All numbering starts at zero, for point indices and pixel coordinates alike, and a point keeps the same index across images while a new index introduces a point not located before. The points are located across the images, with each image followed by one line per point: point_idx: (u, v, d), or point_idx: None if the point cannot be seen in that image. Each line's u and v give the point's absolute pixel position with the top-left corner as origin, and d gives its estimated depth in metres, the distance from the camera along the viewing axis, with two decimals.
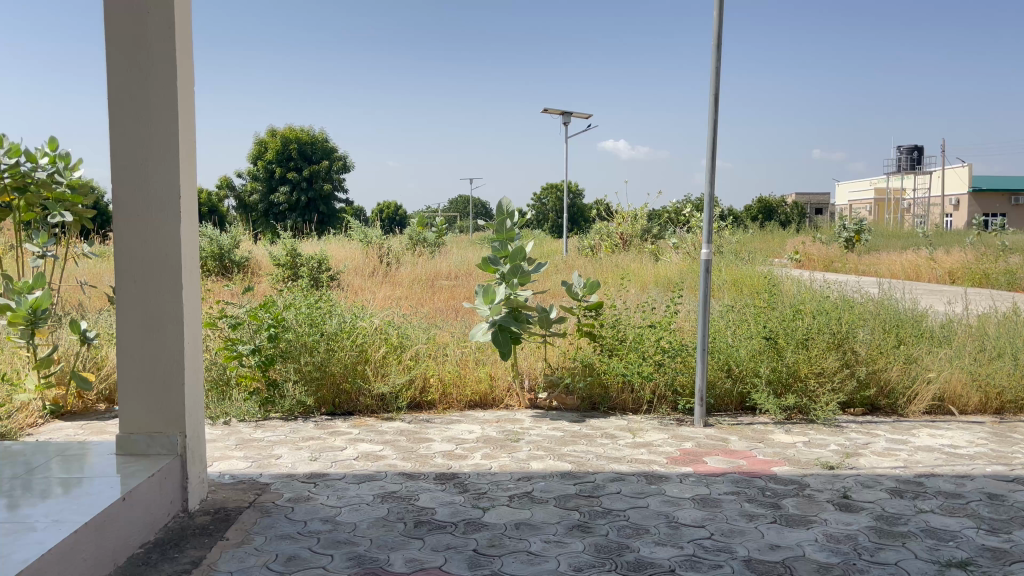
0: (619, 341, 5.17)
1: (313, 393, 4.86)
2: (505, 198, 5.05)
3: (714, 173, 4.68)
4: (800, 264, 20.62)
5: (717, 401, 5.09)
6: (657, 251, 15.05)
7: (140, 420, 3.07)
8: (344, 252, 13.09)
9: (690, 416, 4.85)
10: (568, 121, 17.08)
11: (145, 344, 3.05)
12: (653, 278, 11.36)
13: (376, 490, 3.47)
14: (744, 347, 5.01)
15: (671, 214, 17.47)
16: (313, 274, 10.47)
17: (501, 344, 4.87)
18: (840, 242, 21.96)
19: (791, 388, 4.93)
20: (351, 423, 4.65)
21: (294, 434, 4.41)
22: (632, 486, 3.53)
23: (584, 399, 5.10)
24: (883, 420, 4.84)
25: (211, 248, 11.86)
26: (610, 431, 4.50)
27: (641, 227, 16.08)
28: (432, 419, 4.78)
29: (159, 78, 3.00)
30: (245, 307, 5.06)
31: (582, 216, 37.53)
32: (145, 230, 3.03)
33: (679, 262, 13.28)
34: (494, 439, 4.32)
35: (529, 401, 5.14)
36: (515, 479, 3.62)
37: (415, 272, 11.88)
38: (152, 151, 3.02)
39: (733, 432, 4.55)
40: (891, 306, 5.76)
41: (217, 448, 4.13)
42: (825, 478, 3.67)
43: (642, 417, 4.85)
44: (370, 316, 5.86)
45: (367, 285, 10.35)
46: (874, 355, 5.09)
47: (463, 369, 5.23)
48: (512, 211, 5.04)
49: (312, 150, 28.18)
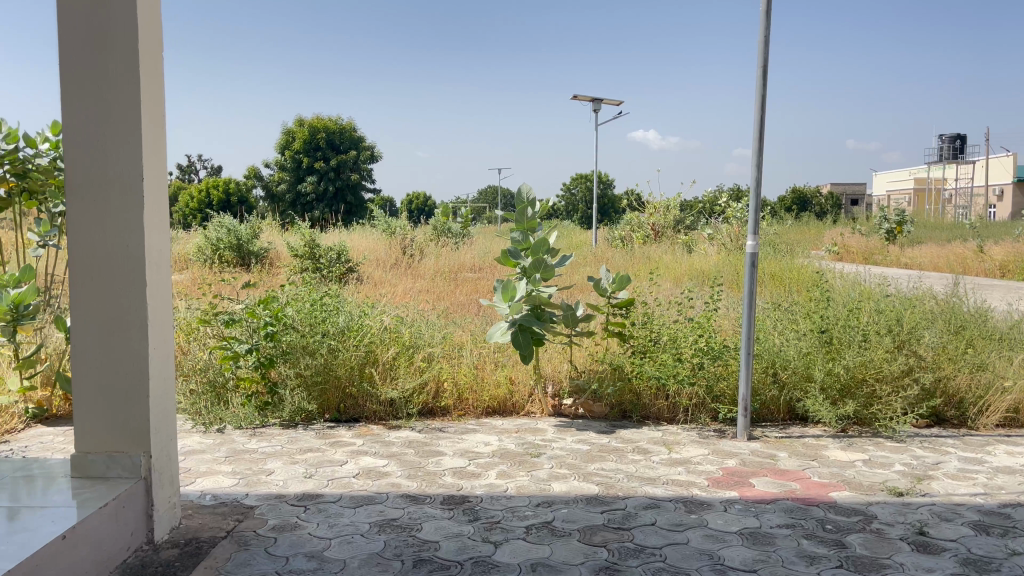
0: (653, 342, 4.65)
1: (315, 399, 4.44)
2: (524, 185, 4.60)
3: (762, 156, 4.16)
4: (838, 256, 19.85)
5: (763, 410, 4.54)
6: (690, 242, 14.50)
7: (100, 436, 2.66)
8: (367, 242, 12.71)
9: (732, 428, 4.35)
10: (599, 108, 16.53)
11: (104, 349, 2.64)
12: (687, 271, 10.84)
13: (373, 517, 3.02)
14: (794, 348, 4.49)
15: (706, 205, 16.88)
16: (331, 266, 10.07)
17: (523, 346, 4.39)
18: (880, 233, 21.15)
19: (847, 396, 4.39)
20: (356, 432, 4.23)
21: (292, 445, 3.99)
22: (669, 516, 3.05)
23: (613, 406, 4.62)
24: (953, 435, 4.29)
25: (229, 238, 11.56)
26: (642, 446, 4.02)
27: (674, 218, 15.56)
28: (446, 428, 4.34)
29: (117, 40, 2.58)
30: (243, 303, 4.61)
31: (613, 208, 36.88)
32: (103, 217, 2.62)
33: (713, 255, 12.69)
34: (512, 454, 3.87)
35: (552, 407, 4.67)
36: (534, 505, 3.16)
37: (439, 263, 11.46)
38: (111, 127, 2.60)
39: (781, 447, 4.04)
40: (955, 304, 5.19)
41: (204, 461, 3.72)
42: (894, 509, 3.15)
43: (679, 429, 4.36)
44: (382, 310, 5.42)
45: (388, 279, 9.95)
46: (941, 361, 4.53)
47: (481, 371, 4.77)
48: (533, 198, 4.58)
49: (339, 139, 27.90)
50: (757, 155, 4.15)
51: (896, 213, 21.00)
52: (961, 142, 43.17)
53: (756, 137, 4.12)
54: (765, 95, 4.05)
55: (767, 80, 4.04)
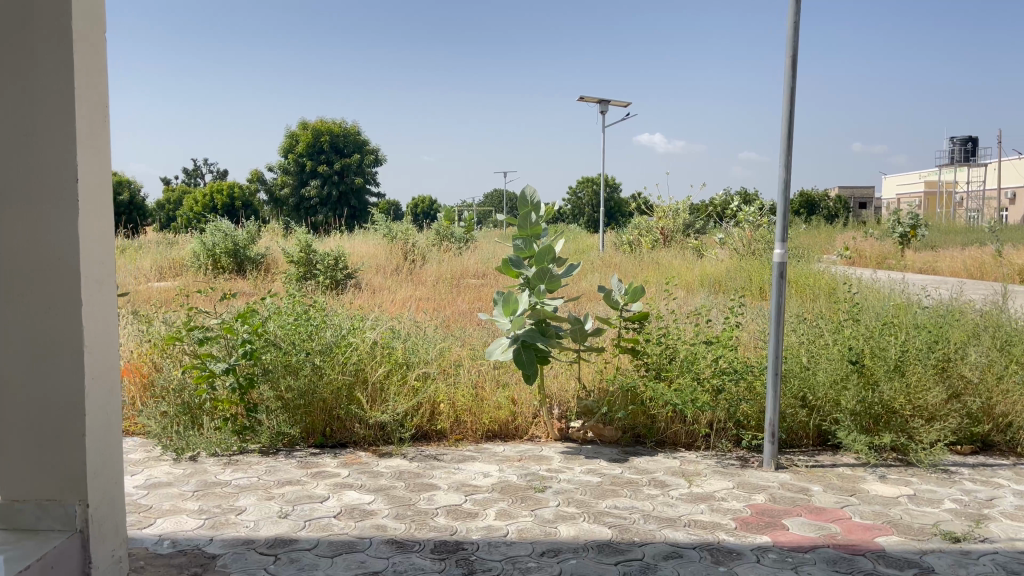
0: (668, 361, 4.24)
1: (298, 422, 4.05)
2: (527, 185, 4.20)
3: (791, 156, 3.74)
4: (851, 261, 19.34)
5: (790, 435, 4.13)
6: (701, 248, 14.07)
7: (29, 483, 2.28)
8: (368, 248, 12.34)
9: (757, 456, 3.95)
10: (607, 109, 16.11)
11: (33, 380, 2.25)
12: (698, 278, 10.42)
13: (353, 570, 2.62)
14: (823, 368, 4.08)
15: (716, 208, 16.45)
16: (329, 273, 9.64)
17: (525, 365, 3.96)
18: (894, 238, 20.66)
19: (883, 422, 3.99)
20: (342, 461, 3.84)
21: (269, 477, 3.59)
22: (694, 569, 2.64)
23: (626, 430, 4.22)
24: (1002, 464, 3.88)
25: (225, 243, 11.17)
26: (659, 478, 3.61)
27: (683, 221, 15.14)
28: (441, 455, 3.94)
29: (42, 16, 2.17)
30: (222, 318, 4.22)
31: (619, 211, 36.42)
32: (30, 228, 2.23)
33: (724, 261, 12.25)
34: (514, 488, 3.46)
35: (559, 432, 4.24)
36: (538, 554, 2.75)
37: (441, 269, 11.05)
38: (39, 120, 2.21)
39: (814, 479, 3.63)
40: (998, 316, 4.76)
41: (168, 497, 3.33)
42: (953, 559, 2.74)
43: (698, 457, 3.95)
44: (374, 323, 5.02)
45: (387, 286, 9.56)
46: (988, 381, 4.11)
47: (481, 391, 4.36)
48: (537, 201, 4.18)
49: (343, 142, 27.55)
50: (786, 153, 3.73)
51: (910, 216, 20.48)
52: (973, 145, 42.56)
53: (786, 132, 3.69)
54: (795, 87, 3.61)
55: (798, 70, 3.61)
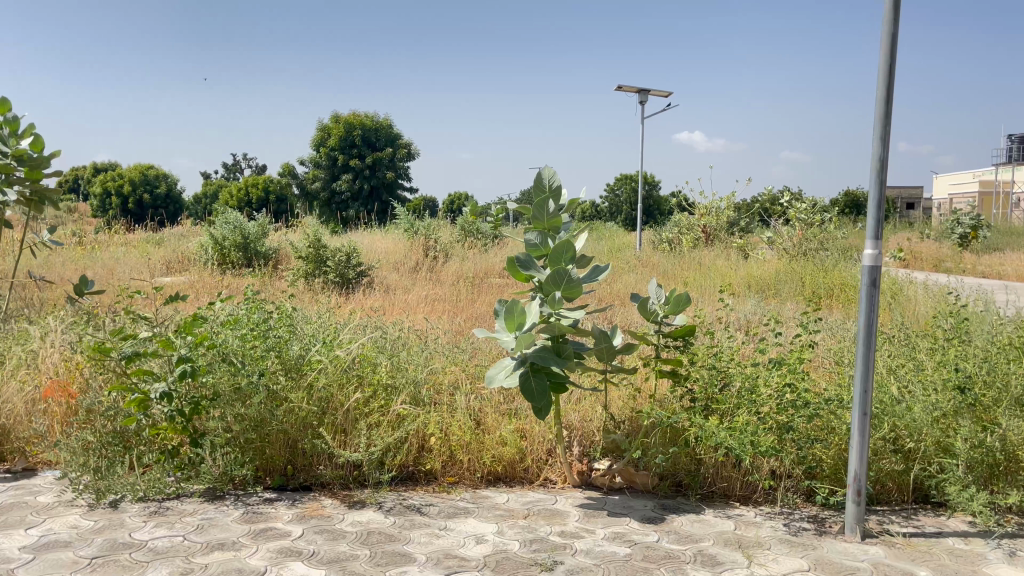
0: (720, 389, 3.35)
1: (250, 460, 3.24)
2: (546, 166, 3.32)
3: (888, 126, 2.79)
4: (905, 264, 18.09)
5: (877, 490, 3.21)
6: (746, 247, 13.06)
7: None
8: (388, 244, 11.59)
9: (836, 519, 3.03)
10: (646, 99, 15.15)
11: None
12: (745, 281, 9.44)
13: None
14: (924, 405, 3.14)
15: (762, 206, 15.40)
16: (339, 270, 8.83)
17: (535, 395, 3.06)
18: (952, 239, 19.30)
19: (1005, 478, 3.04)
20: (299, 513, 3.00)
21: (198, 536, 2.76)
22: None
23: (663, 477, 3.33)
24: None
25: (234, 236, 10.46)
26: (708, 552, 2.71)
27: (727, 219, 14.14)
28: (426, 507, 3.09)
29: None
30: (163, 330, 3.36)
31: (658, 208, 35.24)
32: None
33: (771, 261, 11.25)
34: (513, 563, 2.59)
35: (577, 476, 3.38)
36: None
37: (463, 267, 10.22)
38: None
39: (917, 558, 2.70)
40: None
41: (56, 566, 2.51)
42: None
43: (758, 518, 3.05)
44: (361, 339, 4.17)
45: (402, 286, 8.75)
46: None
47: (482, 424, 3.51)
48: (556, 186, 3.29)
49: (375, 136, 26.92)
50: (882, 122, 2.77)
51: (970, 216, 19.12)
52: None
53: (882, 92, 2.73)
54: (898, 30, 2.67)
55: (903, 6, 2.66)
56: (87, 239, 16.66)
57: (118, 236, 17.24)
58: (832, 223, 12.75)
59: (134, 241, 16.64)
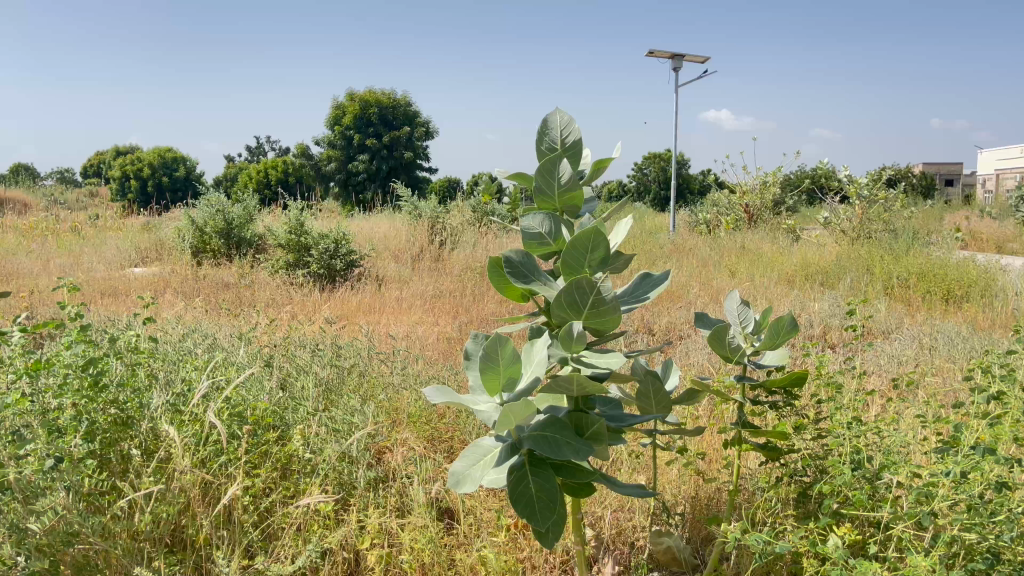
0: (859, 486, 1.95)
1: None
2: (558, 108, 1.90)
3: None
4: (964, 245, 16.41)
5: None
6: (795, 229, 11.54)
7: None
8: (392, 230, 10.26)
9: None
10: (681, 65, 13.60)
11: None
12: (804, 271, 7.97)
13: None
14: None
15: (812, 183, 13.82)
16: (322, 260, 7.51)
17: (537, 509, 1.66)
18: (1019, 218, 17.49)
19: None
20: None
21: None
22: None
23: None
24: None
25: (215, 221, 9.18)
26: None
27: (774, 197, 12.57)
28: None
29: None
30: None
31: (690, 187, 33.49)
32: None
33: (828, 246, 9.76)
34: None
35: None
36: None
37: (474, 255, 8.87)
38: None
39: None
40: None
41: None
42: None
43: None
44: (282, 383, 2.82)
45: (398, 280, 7.41)
46: None
47: (455, 534, 2.19)
48: (574, 139, 1.88)
49: (392, 113, 25.45)
50: None
51: None
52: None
53: None
54: None
55: None
56: (83, 224, 15.55)
57: (117, 219, 16.11)
58: (897, 200, 11.16)
59: (133, 225, 15.53)
